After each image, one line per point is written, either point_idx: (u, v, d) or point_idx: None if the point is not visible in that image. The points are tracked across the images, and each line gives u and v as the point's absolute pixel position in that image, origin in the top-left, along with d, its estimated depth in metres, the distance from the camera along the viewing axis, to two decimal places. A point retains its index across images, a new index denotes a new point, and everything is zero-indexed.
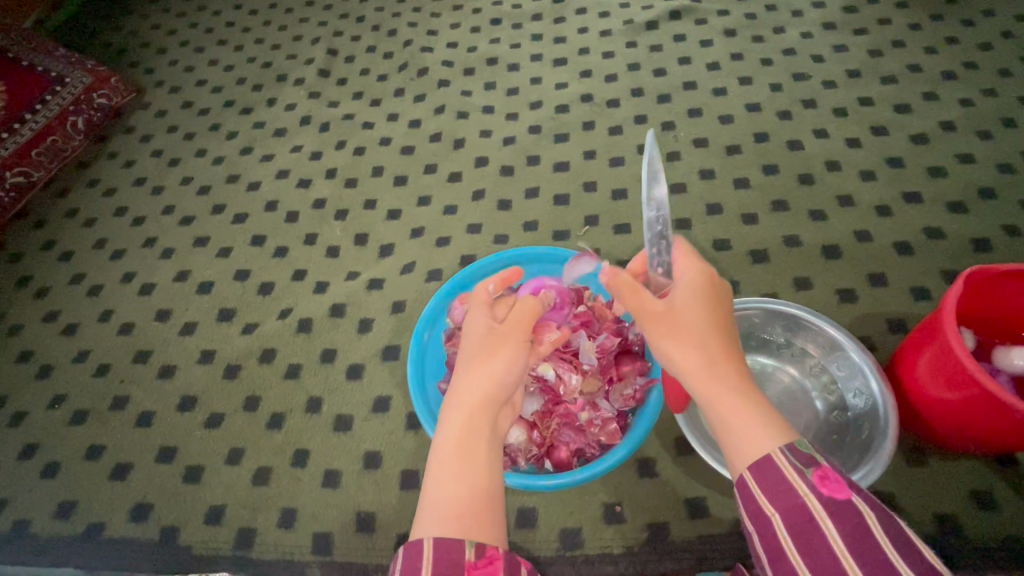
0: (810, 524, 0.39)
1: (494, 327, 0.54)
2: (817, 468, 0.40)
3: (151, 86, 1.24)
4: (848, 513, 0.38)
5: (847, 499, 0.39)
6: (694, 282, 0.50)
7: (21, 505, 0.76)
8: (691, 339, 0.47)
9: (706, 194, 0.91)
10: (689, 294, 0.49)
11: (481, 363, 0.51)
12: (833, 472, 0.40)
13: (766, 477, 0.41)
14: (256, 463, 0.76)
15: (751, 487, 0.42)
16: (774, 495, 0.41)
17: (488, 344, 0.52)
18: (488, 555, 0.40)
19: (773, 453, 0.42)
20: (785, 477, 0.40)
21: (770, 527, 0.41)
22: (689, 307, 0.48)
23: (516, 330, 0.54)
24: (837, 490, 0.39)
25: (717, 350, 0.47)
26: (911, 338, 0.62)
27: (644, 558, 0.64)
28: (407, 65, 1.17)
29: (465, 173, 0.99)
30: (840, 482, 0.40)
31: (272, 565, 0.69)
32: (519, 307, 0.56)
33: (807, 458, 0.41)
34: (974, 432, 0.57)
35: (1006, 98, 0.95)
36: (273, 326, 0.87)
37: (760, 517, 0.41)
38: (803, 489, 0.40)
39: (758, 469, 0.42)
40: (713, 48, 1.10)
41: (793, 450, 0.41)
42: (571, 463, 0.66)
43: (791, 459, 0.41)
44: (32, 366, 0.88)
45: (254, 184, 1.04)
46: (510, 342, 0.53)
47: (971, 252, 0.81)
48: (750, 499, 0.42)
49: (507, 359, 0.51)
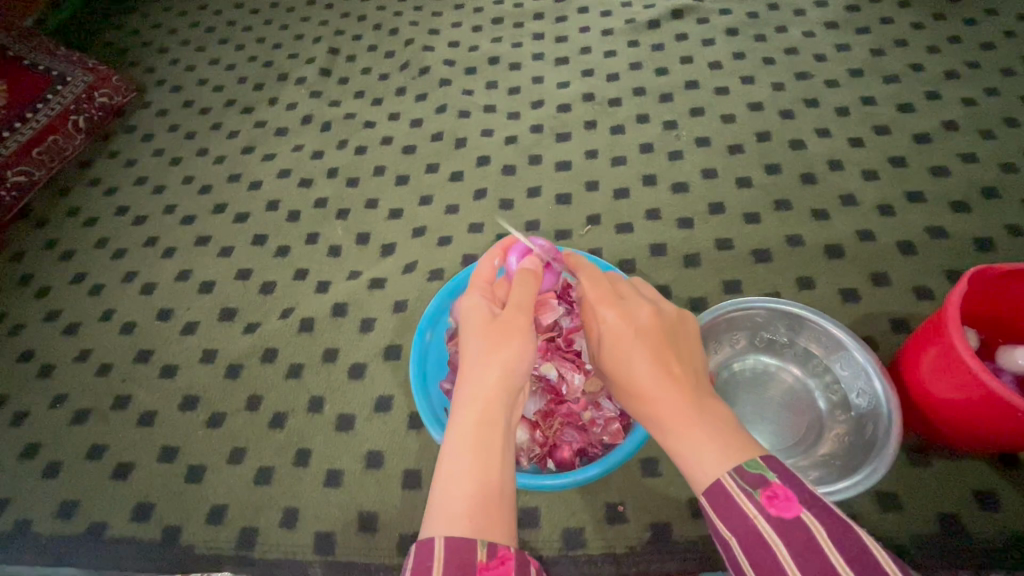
0: (761, 544, 0.39)
1: (509, 318, 0.53)
2: (764, 488, 0.39)
3: (152, 85, 1.24)
4: (796, 532, 0.37)
5: (795, 516, 0.38)
6: (621, 318, 0.51)
7: (23, 505, 0.76)
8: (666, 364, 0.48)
9: (708, 193, 0.91)
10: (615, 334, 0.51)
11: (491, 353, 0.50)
12: (782, 489, 0.39)
13: (719, 502, 0.41)
14: (258, 462, 0.76)
15: (708, 511, 0.42)
16: (726, 520, 0.40)
17: (503, 336, 0.52)
18: (500, 556, 0.40)
19: (720, 479, 0.41)
20: (733, 501, 0.40)
21: (732, 547, 0.41)
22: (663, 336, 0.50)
23: (522, 318, 0.53)
24: (785, 509, 0.38)
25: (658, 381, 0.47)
26: (914, 337, 0.62)
27: (646, 558, 0.64)
28: (409, 63, 1.17)
29: (467, 172, 0.99)
30: (789, 499, 0.39)
31: (275, 564, 0.69)
32: (520, 289, 0.56)
33: (754, 479, 0.40)
34: (977, 433, 0.57)
35: (1010, 97, 0.95)
36: (275, 325, 0.87)
37: (723, 538, 0.42)
38: (751, 511, 0.39)
39: (712, 494, 0.41)
40: (715, 47, 1.10)
41: (741, 473, 0.40)
42: (574, 463, 0.65)
43: (738, 481, 0.40)
44: (33, 366, 0.88)
45: (255, 183, 1.04)
46: (518, 331, 0.52)
47: (974, 251, 0.81)
48: (711, 521, 0.42)
49: (517, 349, 0.51)
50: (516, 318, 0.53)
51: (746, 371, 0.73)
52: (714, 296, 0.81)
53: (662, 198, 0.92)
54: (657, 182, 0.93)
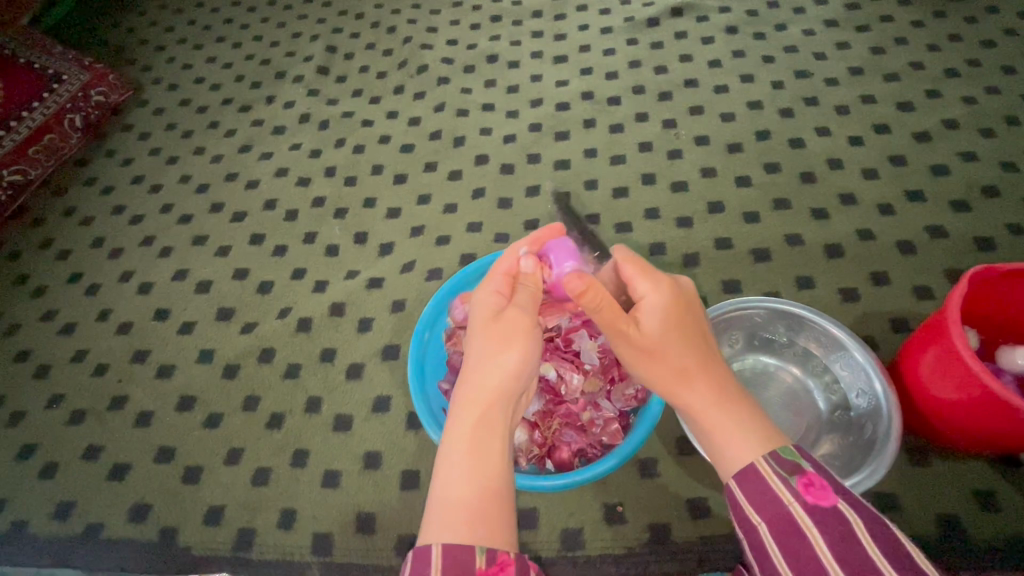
0: (795, 533, 0.39)
1: (513, 320, 0.54)
2: (801, 474, 0.41)
3: (149, 83, 1.24)
4: (831, 520, 0.38)
5: (832, 505, 0.39)
6: (655, 304, 0.51)
7: (19, 506, 0.76)
8: (689, 361, 0.49)
9: (708, 192, 0.91)
10: (653, 315, 0.50)
11: (493, 357, 0.51)
12: (818, 477, 0.40)
13: (750, 486, 0.42)
14: (256, 463, 0.75)
15: (738, 497, 0.43)
16: (758, 504, 0.42)
17: (505, 339, 0.52)
18: (500, 561, 0.41)
19: (756, 462, 0.43)
20: (768, 485, 0.42)
21: (760, 538, 0.41)
22: (687, 332, 0.50)
23: (526, 317, 0.54)
24: (822, 497, 0.40)
25: (690, 365, 0.48)
26: (915, 336, 0.62)
27: (645, 559, 0.64)
28: (407, 61, 1.17)
29: (466, 171, 0.99)
30: (825, 488, 0.40)
31: (272, 565, 0.68)
32: (523, 291, 0.57)
33: (791, 466, 0.41)
34: (979, 433, 0.57)
35: (1010, 95, 0.94)
36: (273, 325, 0.86)
37: (750, 528, 0.42)
38: (787, 497, 0.40)
39: (742, 478, 0.43)
40: (715, 45, 1.09)
41: (777, 459, 0.42)
42: (573, 463, 0.65)
43: (774, 466, 0.42)
44: (30, 365, 0.88)
45: (252, 182, 1.04)
46: (521, 333, 0.53)
47: (974, 250, 0.80)
48: (739, 509, 0.43)
49: (519, 353, 0.52)
50: (511, 321, 0.54)
51: (746, 371, 0.72)
52: (713, 296, 0.81)
53: (662, 198, 0.91)
54: (656, 182, 0.93)
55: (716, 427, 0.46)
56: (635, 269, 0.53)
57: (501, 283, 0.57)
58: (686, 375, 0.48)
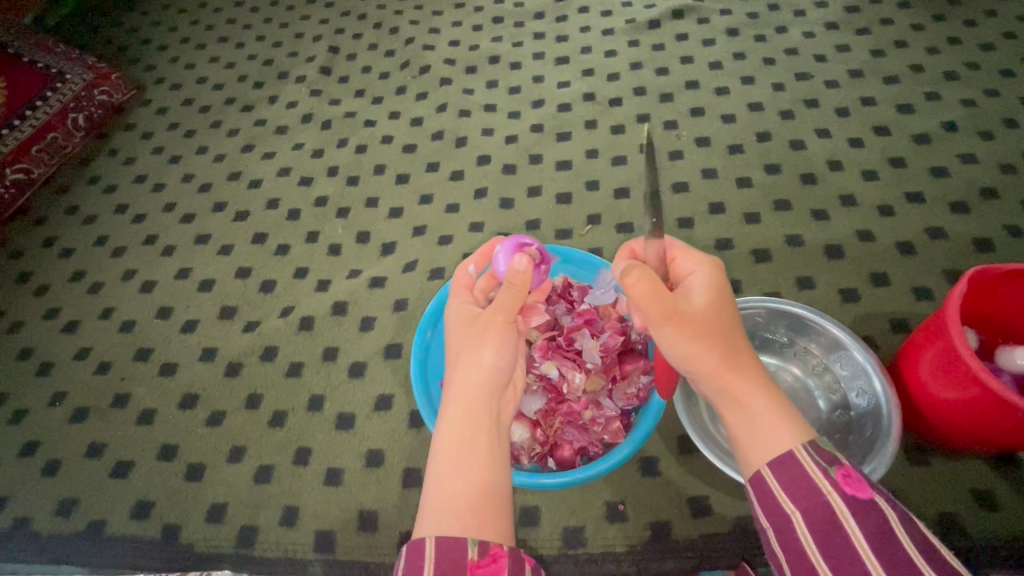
0: (832, 524, 0.40)
1: (488, 318, 0.54)
2: (840, 466, 0.41)
3: (151, 82, 1.24)
4: (870, 512, 0.39)
5: (870, 498, 0.40)
6: (709, 279, 0.50)
7: (20, 503, 0.76)
8: (728, 344, 0.48)
9: (709, 194, 0.91)
10: (704, 292, 0.49)
11: (470, 354, 0.52)
12: (854, 471, 0.41)
13: (786, 474, 0.43)
14: (258, 460, 0.76)
15: (770, 484, 0.43)
16: (793, 493, 0.42)
17: (480, 338, 0.53)
18: (492, 554, 0.41)
19: (794, 450, 0.43)
20: (807, 475, 0.42)
21: (791, 527, 0.42)
22: (729, 314, 0.49)
23: (499, 312, 0.54)
24: (859, 490, 0.40)
25: (731, 349, 0.48)
26: (914, 336, 0.62)
27: (647, 557, 0.64)
28: (409, 62, 1.17)
29: (467, 171, 0.99)
30: (862, 481, 0.41)
31: (275, 562, 0.69)
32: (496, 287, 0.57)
33: (828, 457, 0.42)
34: (979, 432, 0.57)
35: (1009, 98, 0.95)
36: (275, 324, 0.87)
37: (779, 516, 0.42)
38: (825, 487, 0.41)
39: (777, 466, 0.43)
40: (715, 47, 1.10)
41: (814, 448, 0.43)
42: (575, 462, 0.65)
43: (813, 457, 0.42)
44: (32, 364, 0.88)
45: (255, 182, 1.04)
46: (496, 328, 0.54)
47: (974, 252, 0.81)
48: (768, 496, 0.43)
49: (494, 348, 0.53)
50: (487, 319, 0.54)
51: None
52: None
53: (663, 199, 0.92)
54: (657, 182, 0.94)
55: (759, 414, 0.46)
56: (683, 250, 0.52)
57: (467, 296, 0.60)
58: (727, 361, 0.48)
